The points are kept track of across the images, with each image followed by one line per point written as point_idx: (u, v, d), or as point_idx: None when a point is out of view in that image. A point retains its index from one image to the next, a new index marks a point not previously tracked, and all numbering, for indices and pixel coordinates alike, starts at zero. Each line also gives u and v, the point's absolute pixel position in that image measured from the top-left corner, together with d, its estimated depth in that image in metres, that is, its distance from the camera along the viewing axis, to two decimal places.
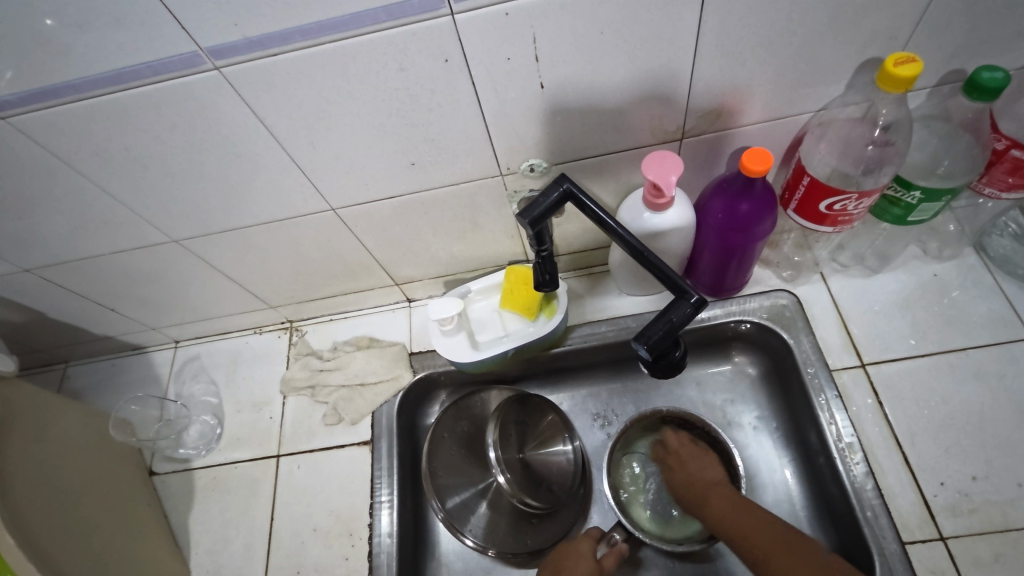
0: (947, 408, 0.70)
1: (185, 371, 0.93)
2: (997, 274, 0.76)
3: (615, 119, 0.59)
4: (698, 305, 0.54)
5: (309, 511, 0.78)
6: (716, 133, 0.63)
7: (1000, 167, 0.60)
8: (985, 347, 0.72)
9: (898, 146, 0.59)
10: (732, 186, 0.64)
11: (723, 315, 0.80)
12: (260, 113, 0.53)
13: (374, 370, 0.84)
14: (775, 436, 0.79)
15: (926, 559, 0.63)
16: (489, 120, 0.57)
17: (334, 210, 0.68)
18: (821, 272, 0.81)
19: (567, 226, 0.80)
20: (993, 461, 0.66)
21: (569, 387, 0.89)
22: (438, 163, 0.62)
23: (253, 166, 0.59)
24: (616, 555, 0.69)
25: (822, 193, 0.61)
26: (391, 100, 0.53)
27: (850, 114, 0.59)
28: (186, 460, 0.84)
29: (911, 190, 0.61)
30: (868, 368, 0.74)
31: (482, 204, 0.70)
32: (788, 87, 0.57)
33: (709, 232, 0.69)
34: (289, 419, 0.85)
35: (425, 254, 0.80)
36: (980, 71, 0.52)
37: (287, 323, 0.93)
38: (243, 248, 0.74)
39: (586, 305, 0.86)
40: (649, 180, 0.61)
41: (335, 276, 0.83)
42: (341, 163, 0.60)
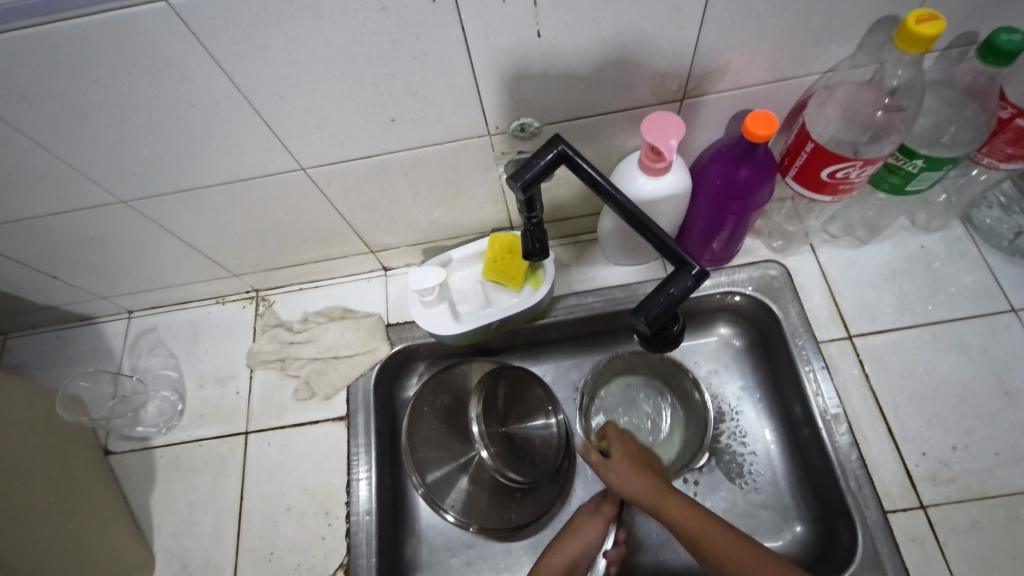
0: (930, 379, 0.70)
1: (140, 343, 0.86)
2: (982, 246, 0.76)
3: (614, 75, 0.55)
4: (699, 277, 0.51)
5: (281, 490, 0.74)
6: (719, 94, 0.59)
7: (1003, 136, 0.58)
8: (967, 319, 0.72)
9: (907, 112, 0.56)
10: (732, 151, 0.61)
11: (712, 286, 0.78)
12: (217, 55, 0.46)
13: (348, 343, 0.80)
14: (759, 407, 0.79)
15: (907, 527, 0.63)
16: (479, 71, 0.52)
17: (304, 169, 0.62)
18: (810, 243, 0.80)
19: (555, 192, 0.75)
20: (972, 431, 0.67)
21: (553, 359, 0.86)
22: (421, 119, 0.56)
23: (211, 117, 0.53)
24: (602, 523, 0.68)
25: (826, 160, 0.58)
26: (371, 45, 0.47)
27: (858, 77, 0.56)
28: (145, 438, 0.79)
29: (913, 159, 0.59)
30: (855, 340, 0.73)
31: (467, 166, 0.65)
32: (798, 45, 0.54)
33: (705, 200, 0.67)
34: (258, 394, 0.80)
35: (403, 219, 0.74)
36: (999, 33, 0.50)
37: (253, 292, 0.87)
38: (201, 210, 0.67)
39: (571, 275, 0.83)
40: (648, 142, 0.58)
41: (305, 243, 0.77)
42: (313, 116, 0.54)
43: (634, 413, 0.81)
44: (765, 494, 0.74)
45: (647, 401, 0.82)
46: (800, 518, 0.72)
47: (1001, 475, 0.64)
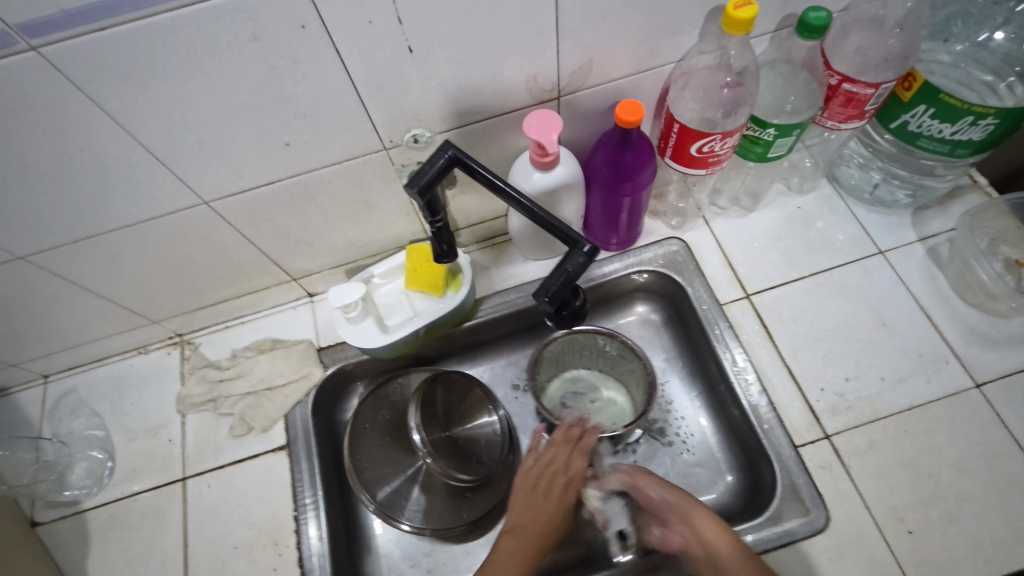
0: (819, 322, 0.78)
1: (60, 407, 0.82)
2: (848, 201, 0.85)
3: (491, 81, 0.59)
4: (590, 253, 0.56)
5: (226, 529, 0.73)
6: (590, 90, 0.65)
7: (836, 101, 0.66)
8: (844, 265, 0.81)
9: (748, 85, 0.63)
10: (611, 139, 0.67)
11: (623, 268, 0.84)
12: (99, 99, 0.48)
13: (281, 372, 0.80)
14: (682, 374, 0.85)
15: (816, 457, 0.70)
16: (362, 90, 0.55)
17: (207, 203, 0.63)
18: (703, 217, 0.87)
19: (463, 199, 0.79)
20: (860, 362, 0.75)
21: (487, 359, 0.89)
22: (315, 141, 0.59)
23: (103, 159, 0.54)
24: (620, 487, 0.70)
25: (691, 138, 0.65)
26: (251, 74, 0.50)
27: (708, 62, 0.64)
28: (74, 502, 0.76)
29: (766, 128, 0.67)
30: (752, 298, 0.80)
31: (371, 182, 0.68)
32: (649, 38, 0.60)
33: (599, 188, 0.73)
34: (192, 438, 0.79)
35: (319, 242, 0.76)
36: (808, 13, 0.58)
37: (177, 337, 0.86)
38: (108, 257, 0.67)
39: (492, 276, 0.87)
40: (533, 139, 0.62)
41: (222, 279, 0.77)
42: (207, 149, 0.56)
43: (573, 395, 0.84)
44: (698, 451, 0.80)
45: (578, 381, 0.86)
46: (730, 468, 0.78)
47: (889, 397, 0.72)
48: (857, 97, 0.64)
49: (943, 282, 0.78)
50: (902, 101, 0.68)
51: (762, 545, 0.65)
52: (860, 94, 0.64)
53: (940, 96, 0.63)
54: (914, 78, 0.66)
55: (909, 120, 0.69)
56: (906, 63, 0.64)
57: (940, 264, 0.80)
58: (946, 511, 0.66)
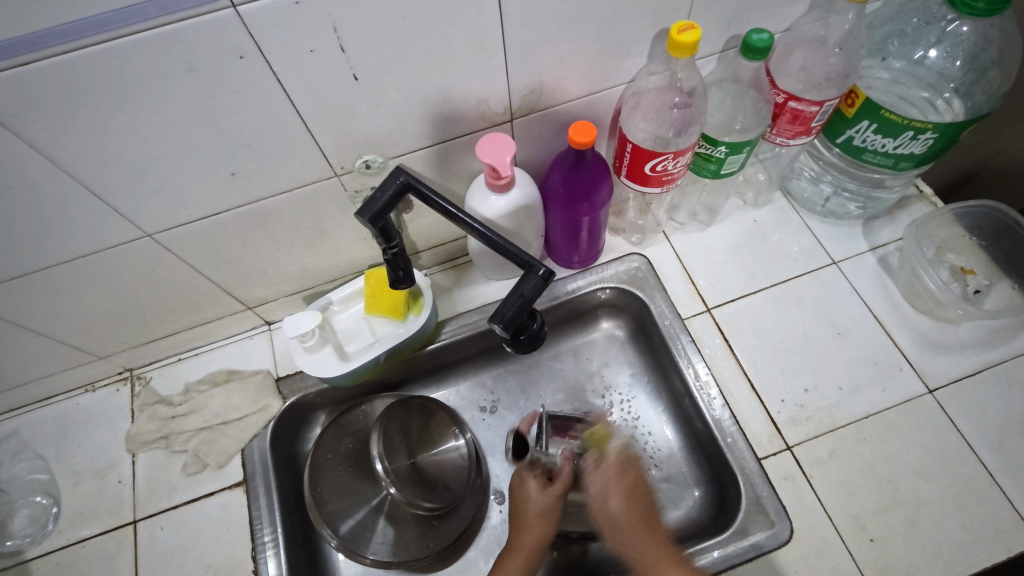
0: (778, 334, 0.79)
1: (0, 451, 0.78)
2: (801, 213, 0.87)
3: (442, 106, 0.59)
4: (546, 277, 0.55)
5: (180, 574, 0.70)
6: (543, 112, 0.65)
7: (783, 118, 0.67)
8: (800, 276, 0.83)
9: (698, 105, 0.64)
10: (565, 160, 0.67)
11: (586, 285, 0.84)
12: (26, 135, 0.46)
13: (237, 405, 0.77)
14: (648, 389, 0.85)
15: (779, 469, 0.70)
16: (309, 118, 0.54)
17: (151, 235, 0.61)
18: (663, 232, 0.88)
19: (421, 221, 0.79)
20: (819, 372, 0.76)
21: (452, 381, 0.88)
22: (262, 169, 0.58)
23: (33, 195, 0.51)
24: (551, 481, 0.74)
25: (645, 157, 0.65)
26: (190, 105, 0.48)
27: (657, 83, 0.64)
28: (15, 553, 0.71)
29: (717, 146, 0.68)
30: (712, 312, 0.81)
31: (324, 208, 0.67)
32: (598, 61, 0.61)
33: (556, 209, 0.73)
34: (143, 478, 0.75)
35: (274, 270, 0.74)
36: (751, 34, 0.59)
37: (127, 372, 0.82)
38: (47, 294, 0.64)
39: (455, 298, 0.86)
40: (486, 162, 0.62)
41: (173, 311, 0.75)
42: (146, 181, 0.54)
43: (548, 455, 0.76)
44: (665, 467, 0.80)
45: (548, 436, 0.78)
46: (698, 483, 0.78)
47: (847, 405, 0.73)
48: (803, 114, 0.66)
49: (894, 290, 0.80)
50: (846, 117, 0.70)
51: (727, 561, 0.65)
52: (805, 111, 0.65)
53: (881, 112, 0.65)
54: (856, 95, 0.67)
55: (854, 135, 0.71)
56: (847, 81, 0.66)
57: (891, 273, 0.82)
58: (906, 517, 0.67)
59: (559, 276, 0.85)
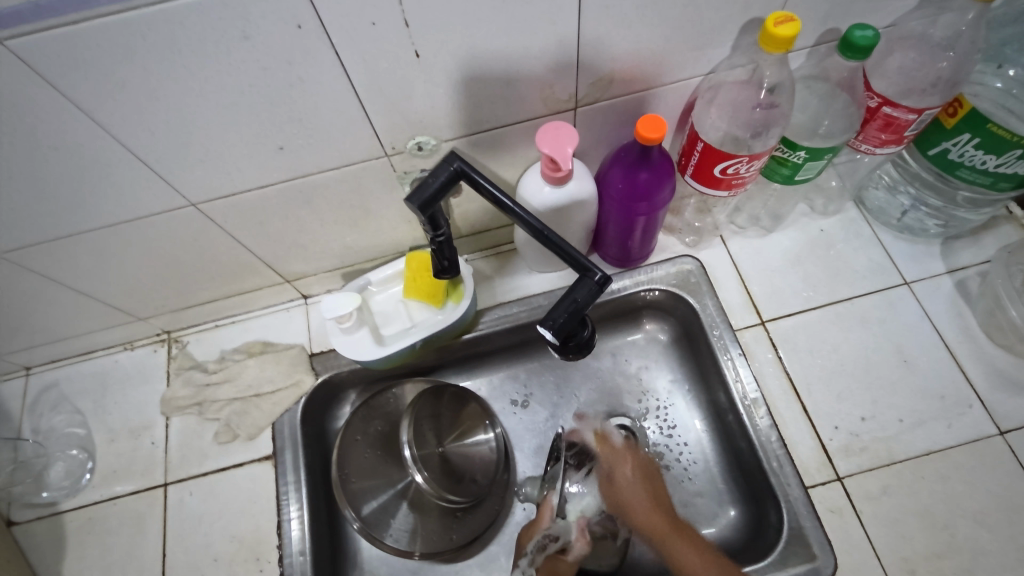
0: (836, 355, 0.74)
1: (41, 402, 0.79)
2: (874, 225, 0.81)
3: (503, 89, 0.55)
4: (602, 283, 0.52)
5: (206, 541, 0.71)
6: (609, 101, 0.61)
7: (873, 124, 0.62)
8: (866, 295, 0.77)
9: (782, 106, 0.58)
10: (629, 155, 0.63)
11: (633, 285, 0.80)
12: (74, 96, 0.44)
13: (270, 378, 0.76)
14: (688, 398, 0.81)
15: (826, 500, 0.66)
16: (364, 95, 0.51)
17: (195, 205, 0.59)
18: (720, 235, 0.83)
19: (467, 206, 0.75)
20: (878, 401, 0.71)
21: (485, 372, 0.86)
22: (311, 145, 0.55)
23: (79, 158, 0.50)
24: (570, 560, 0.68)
25: (716, 157, 0.60)
26: (241, 74, 0.45)
27: (737, 76, 0.59)
28: (51, 504, 0.73)
29: (796, 151, 0.62)
30: (767, 325, 0.76)
31: (370, 187, 0.64)
32: (677, 50, 0.56)
33: (612, 204, 0.68)
34: (176, 442, 0.76)
35: (315, 246, 0.72)
36: (853, 30, 0.53)
37: (164, 335, 0.82)
38: (90, 255, 0.63)
39: (495, 287, 0.83)
40: (545, 153, 0.58)
41: (212, 279, 0.74)
42: (193, 150, 0.52)
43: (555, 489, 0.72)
44: (700, 481, 0.76)
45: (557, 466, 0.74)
46: (733, 502, 0.75)
47: (906, 439, 0.68)
48: (897, 122, 0.60)
49: (971, 319, 0.74)
50: (944, 127, 0.64)
51: None
52: (900, 120, 0.60)
53: (987, 126, 0.59)
54: (960, 105, 0.61)
55: (950, 148, 0.64)
56: (953, 89, 0.59)
57: (968, 300, 0.75)
58: (960, 565, 0.63)
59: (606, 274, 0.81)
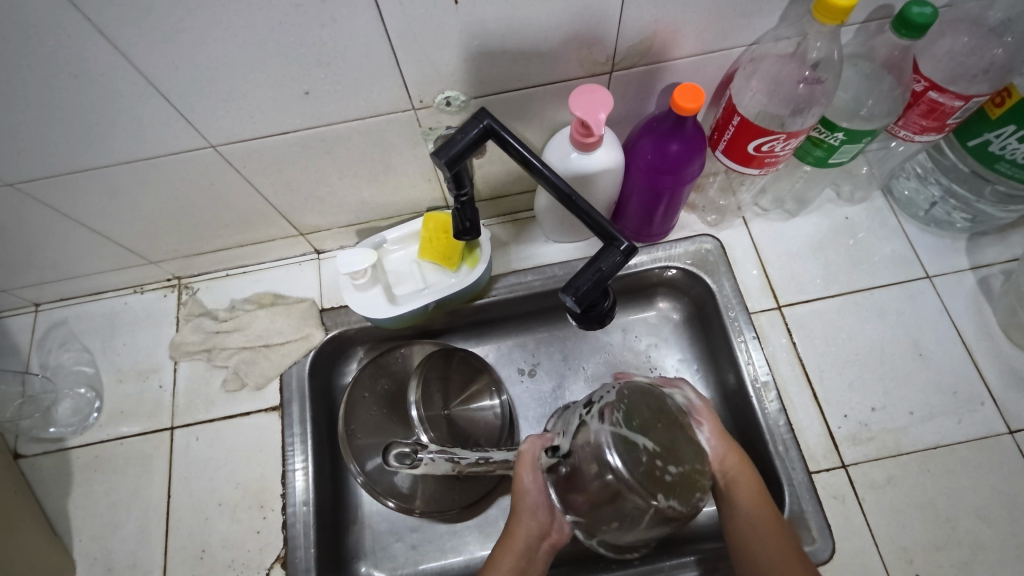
0: (851, 344, 0.73)
1: (50, 339, 0.79)
2: (900, 216, 0.79)
3: (540, 46, 0.53)
4: (628, 252, 0.52)
5: (211, 485, 0.71)
6: (646, 67, 0.59)
7: (917, 109, 0.60)
8: (887, 286, 0.76)
9: (826, 84, 0.57)
10: (662, 124, 0.61)
11: (650, 261, 0.78)
12: (98, 22, 0.42)
13: (279, 330, 0.76)
14: (696, 379, 0.80)
15: (830, 486, 0.67)
16: (395, 41, 0.49)
17: (214, 147, 0.57)
18: (742, 216, 0.81)
19: (489, 168, 0.73)
20: (889, 392, 0.70)
21: (494, 338, 0.85)
22: (337, 93, 0.53)
23: (99, 88, 0.48)
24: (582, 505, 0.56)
25: (751, 133, 0.59)
26: (273, 10, 0.44)
27: (781, 50, 0.56)
28: (59, 439, 0.74)
29: (834, 132, 0.60)
30: (783, 310, 0.76)
31: (393, 141, 0.62)
32: (723, 16, 0.53)
33: (638, 176, 0.67)
34: (183, 387, 0.76)
35: (332, 199, 0.71)
36: (910, 6, 0.51)
37: (175, 280, 0.82)
38: (104, 192, 0.62)
39: (510, 254, 0.82)
40: (578, 117, 0.56)
41: (226, 226, 0.73)
42: (216, 88, 0.50)
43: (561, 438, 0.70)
44: None
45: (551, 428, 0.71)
46: None
47: (915, 432, 0.68)
48: (942, 108, 0.58)
49: (991, 317, 0.73)
50: (988, 118, 0.61)
51: None
52: (945, 106, 0.58)
53: None
54: (1010, 95, 0.58)
55: (992, 140, 0.62)
56: (1005, 77, 0.57)
57: (990, 297, 0.74)
58: (958, 558, 0.63)
59: None
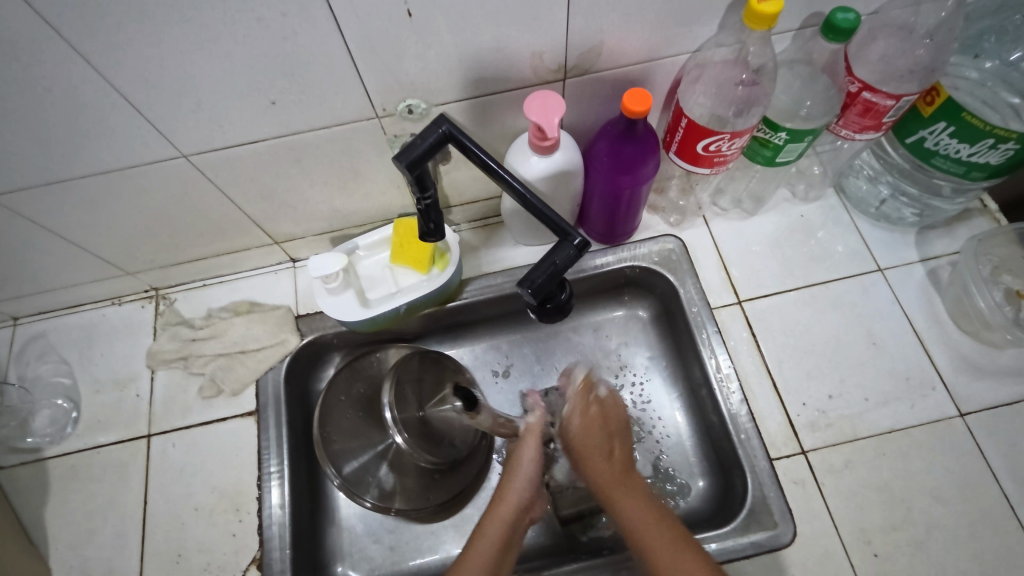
0: (808, 335, 0.76)
1: (28, 351, 0.80)
2: (853, 213, 0.83)
3: (494, 55, 0.56)
4: (580, 247, 0.54)
5: (188, 491, 0.72)
6: (597, 74, 0.62)
7: (853, 109, 0.64)
8: (841, 280, 0.79)
9: (764, 85, 0.60)
10: (615, 128, 0.64)
11: (615, 261, 0.81)
12: (70, 37, 0.44)
13: (255, 337, 0.78)
14: (664, 374, 0.82)
15: (790, 472, 0.69)
16: (355, 52, 0.52)
17: (186, 156, 0.60)
18: (703, 216, 0.84)
19: (456, 174, 0.76)
20: (845, 380, 0.73)
21: (468, 341, 0.87)
22: (303, 102, 0.56)
23: (71, 101, 0.50)
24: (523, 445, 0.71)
25: (698, 135, 0.62)
26: (236, 24, 0.46)
27: (724, 55, 0.60)
28: (35, 450, 0.74)
29: (778, 131, 0.64)
30: (743, 305, 0.78)
31: (360, 149, 0.65)
32: (666, 25, 0.57)
33: (598, 177, 0.69)
34: (160, 395, 0.77)
35: (304, 207, 0.73)
36: (836, 13, 0.55)
37: (152, 291, 0.83)
38: (79, 203, 0.64)
39: (481, 257, 0.85)
40: (533, 121, 0.59)
41: (201, 236, 0.75)
42: (186, 100, 0.53)
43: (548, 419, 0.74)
44: (672, 454, 0.78)
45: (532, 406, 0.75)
46: (703, 474, 0.76)
47: (870, 417, 0.71)
48: (876, 107, 0.62)
49: (939, 306, 0.77)
50: (921, 116, 0.65)
51: (721, 556, 0.65)
52: (879, 105, 0.61)
53: (962, 115, 0.61)
54: (937, 94, 0.63)
55: (926, 137, 0.66)
56: (931, 77, 0.61)
57: (939, 287, 0.78)
58: (914, 537, 0.66)
59: (590, 249, 0.82)
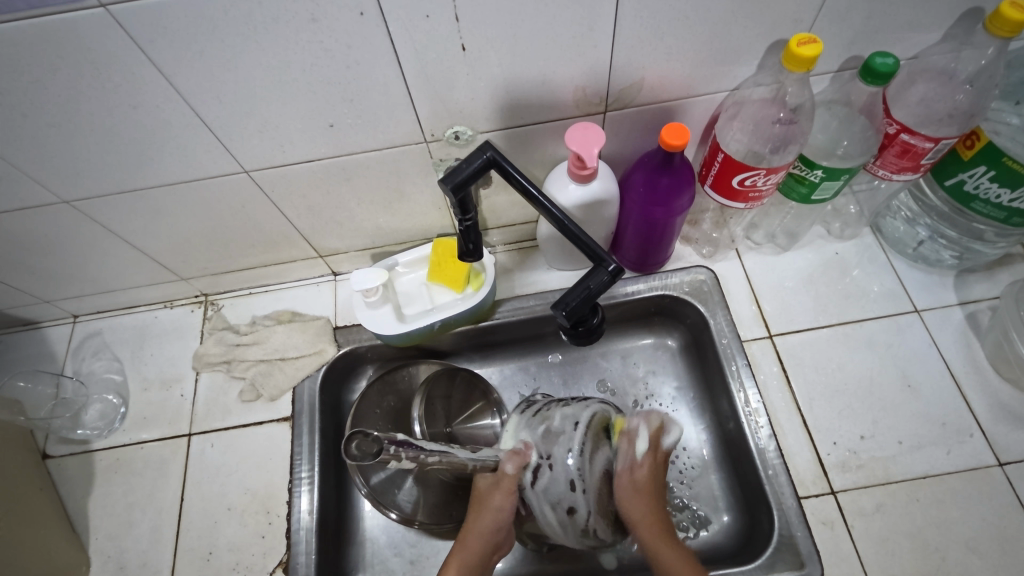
0: (840, 373, 0.75)
1: (85, 348, 0.85)
2: (889, 253, 0.83)
3: (539, 88, 0.59)
4: (615, 274, 0.56)
5: (222, 490, 0.75)
6: (638, 108, 0.65)
7: (891, 150, 0.64)
8: (875, 319, 0.78)
9: (801, 124, 0.62)
10: (652, 161, 0.66)
11: (646, 289, 0.82)
12: (159, 63, 0.49)
13: (295, 345, 0.81)
14: (691, 405, 0.82)
15: (818, 512, 0.68)
16: (411, 82, 0.56)
17: (247, 172, 0.64)
18: (735, 249, 0.85)
19: (495, 199, 0.79)
20: (878, 421, 0.72)
21: (497, 361, 0.89)
22: (359, 126, 0.60)
23: (151, 119, 0.55)
24: (515, 461, 0.68)
25: (734, 169, 0.64)
26: (305, 53, 0.50)
27: (762, 94, 0.62)
28: (84, 441, 0.78)
29: (813, 169, 0.65)
30: (775, 339, 0.78)
31: (407, 171, 0.68)
32: (706, 64, 0.59)
33: (633, 207, 0.71)
34: (203, 396, 0.81)
35: (350, 224, 0.77)
36: (874, 57, 0.56)
37: (202, 297, 0.88)
38: (146, 211, 0.69)
39: (514, 279, 0.87)
40: (573, 150, 0.61)
41: (252, 247, 0.79)
42: (254, 121, 0.57)
43: (538, 448, 0.69)
44: (696, 486, 0.77)
45: (521, 434, 0.71)
46: (728, 508, 0.75)
47: (904, 461, 0.70)
48: (914, 149, 0.62)
49: (979, 351, 0.75)
50: (961, 159, 0.66)
51: None
52: (917, 147, 0.62)
53: (1002, 160, 0.61)
54: (977, 138, 0.63)
55: (966, 180, 0.66)
56: (970, 121, 0.62)
57: (978, 332, 0.76)
58: None
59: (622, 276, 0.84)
